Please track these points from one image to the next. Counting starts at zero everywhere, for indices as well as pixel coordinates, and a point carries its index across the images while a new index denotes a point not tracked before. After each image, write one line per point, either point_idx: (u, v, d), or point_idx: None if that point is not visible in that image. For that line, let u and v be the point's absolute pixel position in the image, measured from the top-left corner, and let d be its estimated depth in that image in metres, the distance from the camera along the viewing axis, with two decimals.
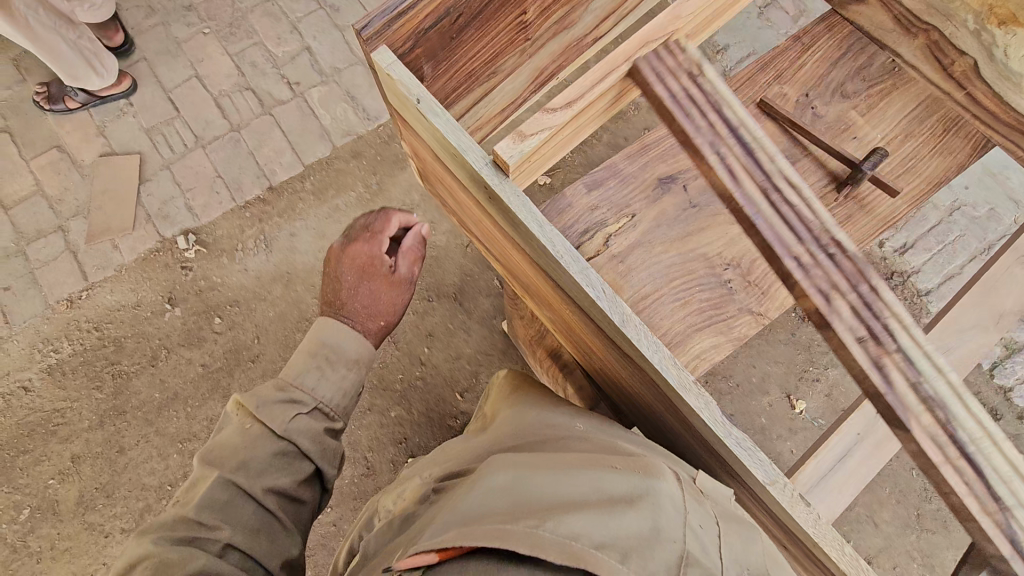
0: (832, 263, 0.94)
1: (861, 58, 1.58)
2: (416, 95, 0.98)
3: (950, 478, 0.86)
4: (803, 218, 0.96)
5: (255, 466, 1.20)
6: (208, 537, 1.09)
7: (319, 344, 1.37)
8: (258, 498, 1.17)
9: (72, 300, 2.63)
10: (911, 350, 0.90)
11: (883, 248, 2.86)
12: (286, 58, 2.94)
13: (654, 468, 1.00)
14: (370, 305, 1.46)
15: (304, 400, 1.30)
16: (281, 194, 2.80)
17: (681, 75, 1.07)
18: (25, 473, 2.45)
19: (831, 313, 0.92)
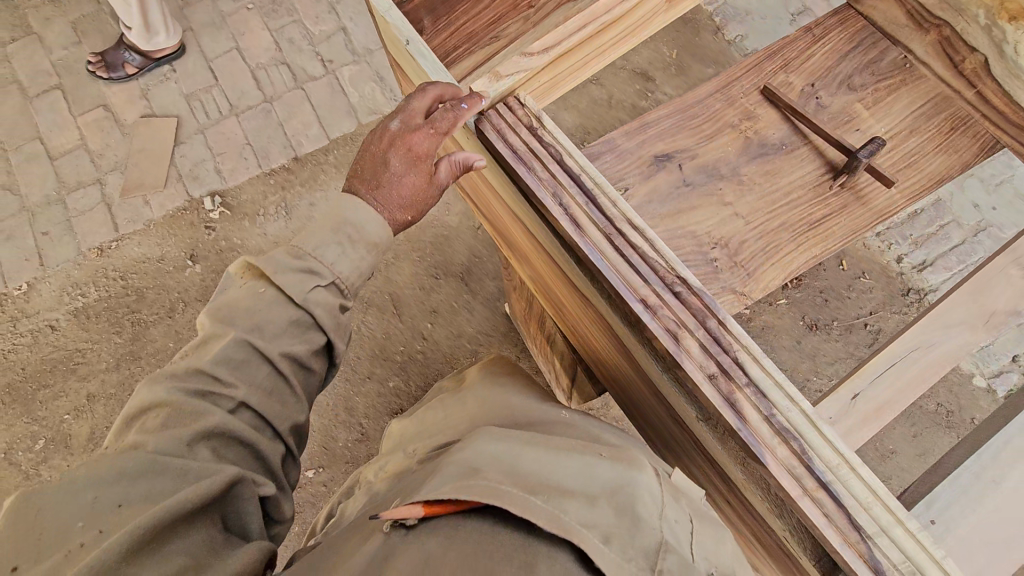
0: (677, 302, 0.88)
1: (872, 52, 1.55)
2: (407, 38, 1.09)
3: (809, 511, 0.78)
4: (646, 255, 0.91)
5: (269, 327, 1.01)
6: (221, 394, 0.95)
7: (343, 219, 1.07)
8: (272, 362, 1.00)
9: (102, 249, 2.79)
10: (764, 382, 0.84)
11: (902, 263, 2.78)
12: (322, 36, 3.06)
13: (645, 465, 0.94)
14: (404, 195, 1.11)
15: (321, 272, 1.05)
16: (305, 165, 2.92)
17: (524, 129, 1.01)
18: (44, 406, 2.60)
19: (679, 353, 0.86)
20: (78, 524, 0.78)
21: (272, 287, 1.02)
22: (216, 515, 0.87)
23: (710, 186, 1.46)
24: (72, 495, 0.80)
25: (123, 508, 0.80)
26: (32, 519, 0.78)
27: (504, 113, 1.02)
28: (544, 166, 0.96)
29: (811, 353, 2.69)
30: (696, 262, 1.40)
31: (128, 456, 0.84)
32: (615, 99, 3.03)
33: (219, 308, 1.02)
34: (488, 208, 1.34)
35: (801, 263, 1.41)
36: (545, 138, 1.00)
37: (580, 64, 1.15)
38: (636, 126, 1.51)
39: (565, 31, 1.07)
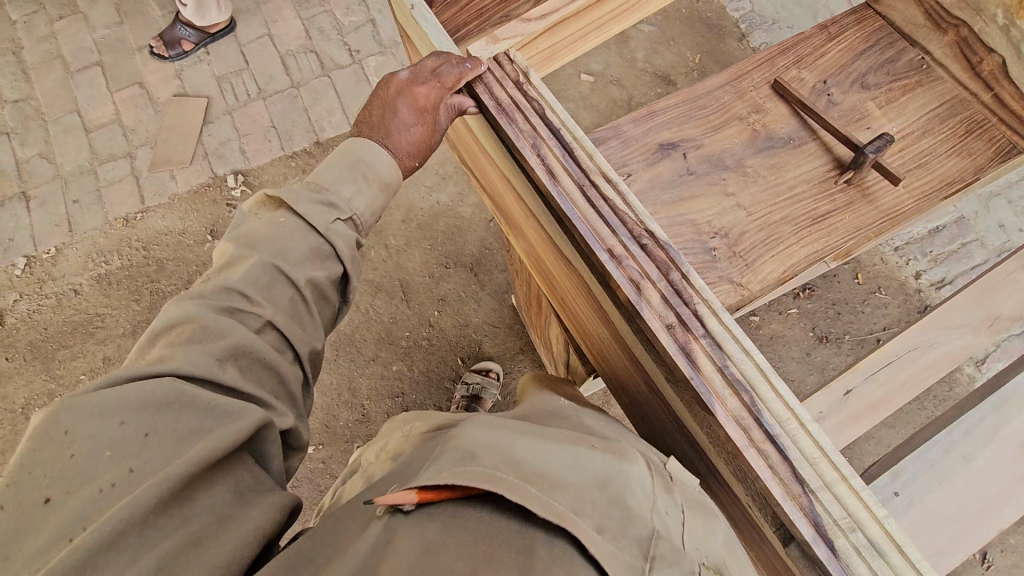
0: (642, 254, 0.87)
1: (889, 52, 1.54)
2: (411, 2, 1.12)
3: (754, 462, 0.76)
4: (616, 207, 0.91)
5: (295, 253, 1.06)
6: (250, 313, 0.99)
7: (359, 161, 1.17)
8: (298, 285, 1.04)
9: (127, 220, 2.89)
10: (720, 333, 0.82)
11: (920, 280, 2.71)
12: (351, 27, 3.14)
13: (637, 455, 0.93)
14: (411, 144, 1.19)
15: (342, 207, 1.13)
16: (326, 150, 2.99)
17: (508, 83, 1.03)
18: (62, 365, 2.69)
19: (639, 301, 0.84)
20: (109, 454, 0.80)
21: (296, 216, 1.09)
22: (242, 451, 0.89)
23: (715, 176, 1.46)
24: (99, 423, 0.81)
25: (151, 437, 0.82)
26: (65, 443, 0.80)
27: (493, 69, 1.05)
28: (523, 118, 0.98)
29: (820, 366, 2.63)
30: (694, 250, 1.40)
31: (154, 386, 0.85)
32: (635, 101, 3.04)
33: (245, 233, 1.08)
34: (487, 181, 1.36)
35: (802, 257, 1.40)
36: (529, 94, 1.02)
37: (576, 38, 1.20)
38: (644, 114, 1.52)
39: (559, 1, 1.11)
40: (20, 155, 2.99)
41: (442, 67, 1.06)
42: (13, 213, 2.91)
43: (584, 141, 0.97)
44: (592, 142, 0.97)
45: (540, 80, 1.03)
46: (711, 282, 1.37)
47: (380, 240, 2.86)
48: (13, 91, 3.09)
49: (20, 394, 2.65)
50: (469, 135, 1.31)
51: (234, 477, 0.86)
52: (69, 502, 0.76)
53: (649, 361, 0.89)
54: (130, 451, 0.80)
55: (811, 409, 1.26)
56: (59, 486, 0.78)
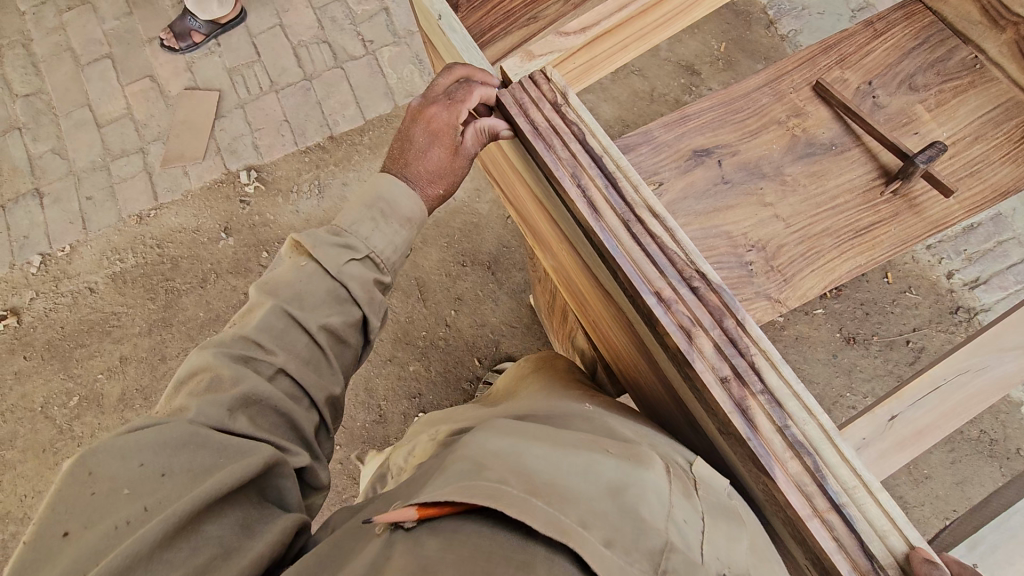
0: (693, 298, 0.82)
1: (939, 50, 1.44)
2: (438, 11, 1.04)
3: (817, 532, 0.72)
4: (665, 247, 0.85)
5: (308, 301, 1.02)
6: (260, 360, 0.96)
7: (377, 195, 1.10)
8: (311, 332, 1.00)
9: (141, 217, 2.86)
10: (778, 389, 0.77)
11: (952, 279, 2.61)
12: (364, 16, 3.05)
13: (654, 458, 0.82)
14: (436, 172, 1.12)
15: (356, 246, 1.07)
16: (340, 144, 2.93)
17: (545, 105, 0.95)
18: (80, 364, 2.70)
19: (691, 351, 0.79)
20: (126, 491, 0.76)
21: (314, 260, 1.04)
22: (254, 486, 0.85)
23: (751, 185, 1.39)
24: (120, 462, 0.78)
25: (168, 477, 0.79)
26: (84, 484, 0.77)
27: (528, 88, 0.97)
28: (562, 145, 0.91)
29: (847, 368, 2.56)
30: (730, 264, 1.33)
31: (173, 429, 0.83)
32: (658, 92, 2.94)
33: (269, 282, 1.04)
34: (516, 195, 1.30)
35: (845, 272, 1.33)
36: (568, 117, 0.94)
37: (611, 50, 1.14)
38: (676, 118, 1.45)
39: (600, 13, 1.04)
40: (32, 151, 2.96)
41: (450, 87, 1.02)
42: (27, 210, 2.89)
43: (628, 170, 0.90)
44: (636, 171, 0.91)
45: (578, 101, 0.96)
46: (747, 298, 1.31)
47: None
48: (25, 86, 3.05)
49: (39, 393, 2.66)
50: (499, 151, 1.25)
51: (244, 512, 0.81)
52: (83, 539, 0.72)
53: (697, 407, 0.84)
54: (144, 490, 0.77)
55: (854, 435, 1.19)
56: (76, 520, 0.74)
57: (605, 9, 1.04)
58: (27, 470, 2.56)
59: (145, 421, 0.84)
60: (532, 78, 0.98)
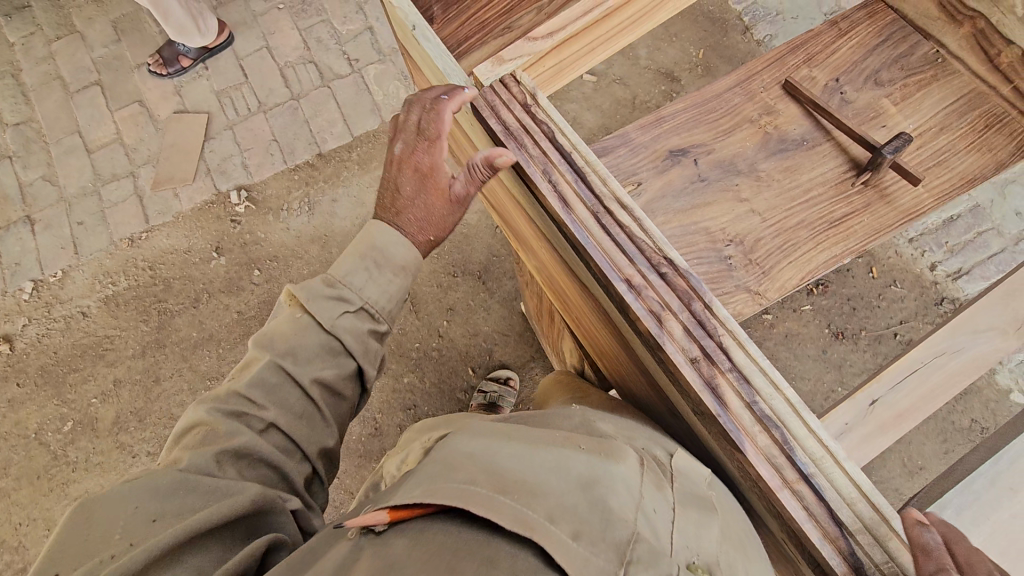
0: (662, 283, 0.85)
1: (902, 46, 1.50)
2: (412, 21, 1.06)
3: (788, 503, 0.74)
4: (634, 235, 0.89)
5: (304, 351, 1.05)
6: (251, 416, 0.99)
7: (374, 245, 1.12)
8: (304, 387, 1.04)
9: (132, 240, 2.88)
10: (746, 367, 0.80)
11: (936, 271, 2.65)
12: (349, 36, 3.11)
13: (627, 452, 0.84)
14: (431, 215, 1.11)
15: (353, 299, 1.10)
16: (329, 161, 2.96)
17: (515, 105, 0.99)
18: (73, 389, 2.69)
19: (661, 333, 0.81)
20: (118, 535, 0.81)
21: (309, 315, 1.08)
22: (243, 524, 0.89)
23: (727, 182, 1.43)
24: (115, 506, 0.83)
25: (158, 522, 0.83)
26: (83, 524, 0.82)
27: (499, 90, 1.01)
28: (533, 144, 0.95)
29: (837, 363, 2.58)
30: (709, 259, 1.36)
31: (163, 478, 0.88)
32: (640, 99, 3.00)
33: (267, 335, 1.08)
34: (496, 198, 1.34)
35: (822, 262, 1.36)
36: (539, 118, 0.98)
37: (581, 54, 1.18)
38: (652, 120, 1.49)
39: (566, 18, 1.08)
40: (23, 178, 2.99)
41: (421, 120, 1.05)
42: (19, 237, 2.91)
43: (595, 165, 0.94)
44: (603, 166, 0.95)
45: (547, 100, 1.00)
46: (727, 292, 1.34)
47: None
48: (14, 114, 3.09)
49: (33, 419, 2.66)
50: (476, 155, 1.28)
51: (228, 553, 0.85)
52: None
53: (673, 391, 0.87)
54: (135, 533, 0.81)
55: (836, 421, 1.22)
56: (70, 564, 0.79)
57: (573, 12, 1.08)
58: (22, 497, 2.55)
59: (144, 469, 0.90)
60: (502, 82, 1.02)
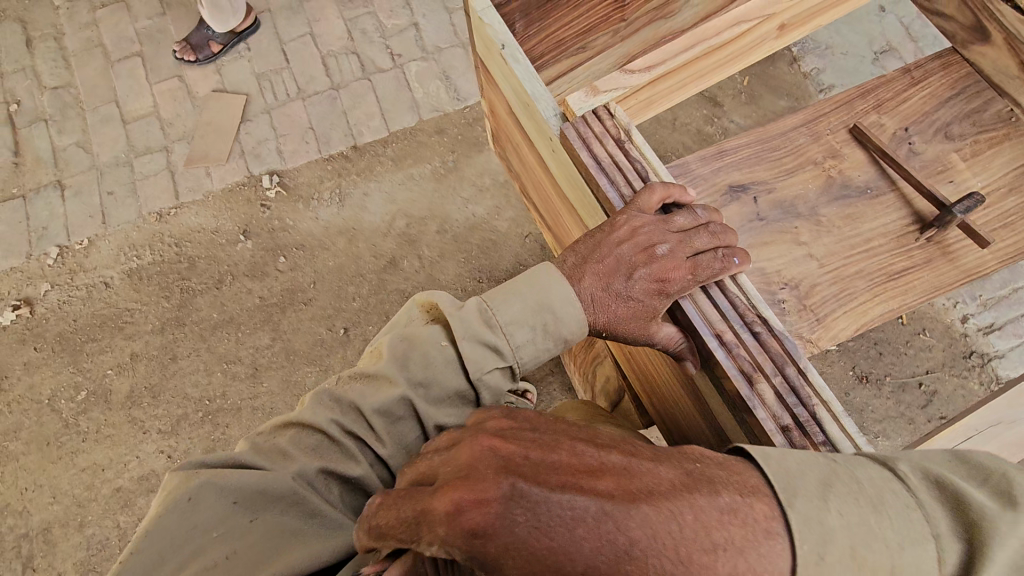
0: (757, 347, 0.94)
1: (975, 101, 1.46)
2: (501, 40, 1.07)
3: None
4: (729, 297, 0.99)
5: (434, 391, 1.02)
6: (368, 445, 1.03)
7: (547, 305, 1.00)
8: (425, 429, 1.02)
9: (161, 215, 2.87)
10: (836, 440, 0.88)
11: (967, 323, 2.62)
12: (394, 30, 3.09)
13: None
14: (625, 295, 0.99)
15: (505, 352, 1.01)
16: (363, 154, 2.95)
17: (609, 141, 1.04)
18: (90, 358, 2.68)
19: (755, 395, 0.90)
20: (217, 534, 0.95)
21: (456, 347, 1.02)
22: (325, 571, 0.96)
23: (786, 224, 1.40)
24: (217, 504, 0.96)
25: (254, 523, 0.96)
26: (188, 509, 0.96)
27: (592, 123, 1.04)
28: (621, 176, 1.03)
29: (859, 407, 2.55)
30: (763, 301, 1.33)
31: (260, 481, 0.97)
32: (680, 121, 2.98)
33: (398, 343, 1.04)
34: (565, 227, 1.38)
35: (877, 315, 1.34)
36: (631, 155, 1.05)
37: (667, 91, 1.20)
38: (714, 152, 1.46)
39: (662, 54, 1.11)
40: (56, 143, 2.98)
41: (679, 219, 1.02)
42: (48, 201, 2.90)
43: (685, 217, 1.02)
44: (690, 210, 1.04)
45: (640, 137, 1.06)
46: None
47: (414, 249, 2.83)
48: (52, 78, 3.08)
49: (47, 385, 2.65)
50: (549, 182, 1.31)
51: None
52: None
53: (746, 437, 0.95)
54: (231, 534, 0.95)
55: None
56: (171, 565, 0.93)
57: (669, 50, 1.11)
58: (30, 462, 2.54)
59: (254, 462, 1.01)
60: (595, 114, 1.06)
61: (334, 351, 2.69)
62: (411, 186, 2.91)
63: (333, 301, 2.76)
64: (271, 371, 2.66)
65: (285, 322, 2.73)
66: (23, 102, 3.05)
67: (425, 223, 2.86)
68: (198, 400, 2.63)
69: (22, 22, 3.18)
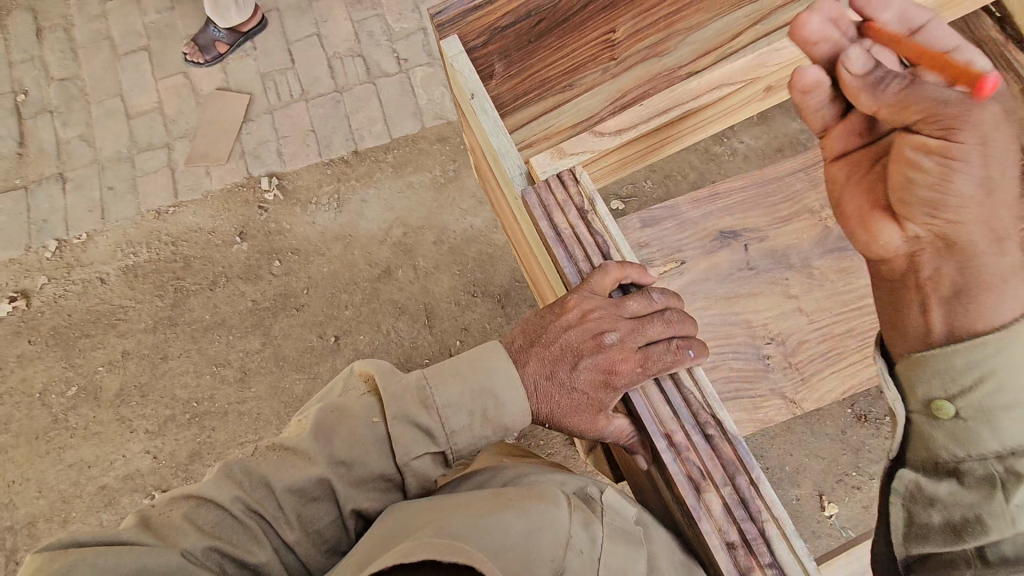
0: (708, 453, 0.96)
1: None
2: (472, 90, 1.12)
3: None
4: (682, 394, 1.02)
5: (357, 472, 1.05)
6: (274, 528, 1.00)
7: (488, 389, 1.06)
8: (342, 513, 1.05)
9: (159, 213, 2.86)
10: (785, 560, 0.91)
11: None
12: (402, 34, 3.04)
13: (556, 494, 0.99)
14: (569, 386, 1.09)
15: (438, 436, 1.06)
16: (363, 160, 2.91)
17: (572, 213, 1.09)
18: (82, 353, 2.70)
19: (702, 505, 0.94)
20: None
21: (387, 426, 1.06)
22: None
23: (776, 274, 1.36)
24: None
25: None
26: None
27: (555, 189, 1.10)
28: (580, 249, 1.09)
29: (855, 446, 2.48)
30: (746, 355, 1.30)
31: (143, 555, 0.87)
32: None
33: (329, 417, 1.07)
34: (534, 277, 1.46)
35: (867, 378, 1.28)
36: (593, 227, 1.10)
37: (638, 153, 1.28)
38: (705, 194, 1.42)
39: (639, 115, 1.16)
40: (61, 135, 2.98)
41: (632, 303, 1.09)
42: (49, 193, 2.90)
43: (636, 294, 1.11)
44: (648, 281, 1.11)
45: (605, 209, 1.11)
46: (761, 393, 1.27)
47: (409, 259, 2.79)
48: (60, 70, 3.08)
49: (38, 378, 2.67)
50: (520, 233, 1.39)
51: None
52: None
53: (680, 514, 1.02)
54: None
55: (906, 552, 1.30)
56: None
57: (643, 114, 1.15)
58: (18, 455, 2.58)
59: (137, 535, 0.91)
60: (562, 178, 1.11)
61: (323, 359, 2.68)
62: (410, 194, 2.87)
63: (325, 308, 2.74)
64: (260, 376, 2.66)
65: (276, 328, 2.72)
66: (30, 92, 3.05)
67: (421, 232, 2.82)
68: (185, 402, 2.63)
69: (33, 12, 3.17)
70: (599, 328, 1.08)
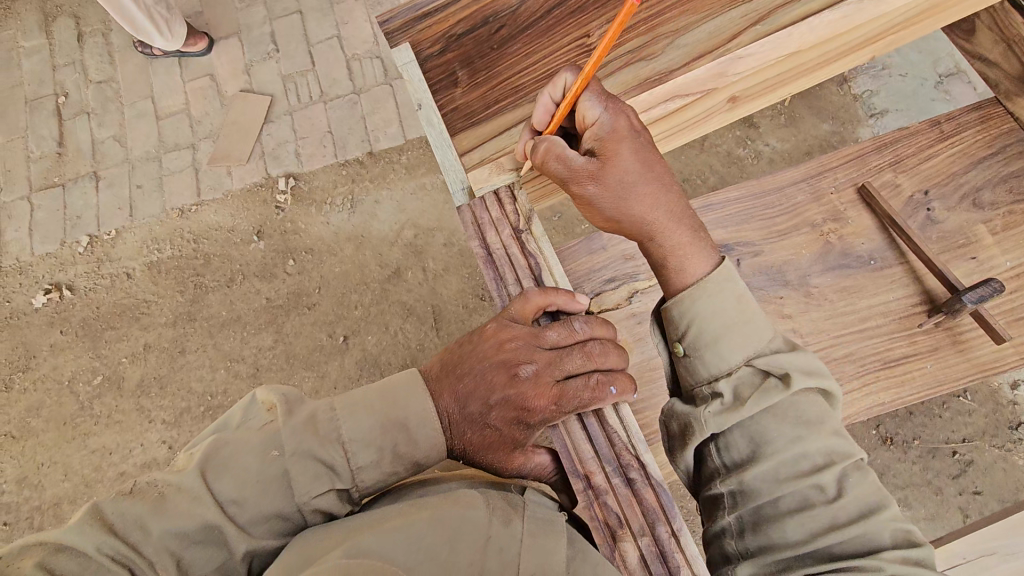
0: (628, 497, 1.00)
1: (1013, 164, 1.39)
2: (418, 101, 1.27)
3: None
4: (609, 435, 1.05)
5: (249, 510, 0.97)
6: None
7: (400, 420, 1.04)
8: (235, 558, 0.96)
9: (183, 211, 2.96)
10: None
11: (1017, 389, 2.32)
12: None
13: (473, 496, 0.95)
14: (481, 421, 1.06)
15: (342, 472, 1.02)
16: (377, 161, 2.92)
17: (503, 231, 1.17)
18: (108, 345, 2.82)
19: (617, 551, 0.98)
20: None
21: (285, 462, 1.00)
22: None
23: (771, 291, 1.37)
24: None
25: None
26: None
27: (489, 209, 1.19)
28: (511, 271, 1.16)
29: (879, 471, 2.32)
30: None
31: None
32: (709, 142, 2.74)
33: (223, 449, 1.01)
34: None
35: (865, 407, 1.30)
36: (527, 247, 1.18)
37: None
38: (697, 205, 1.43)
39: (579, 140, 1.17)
40: (96, 136, 3.12)
41: (551, 332, 1.09)
42: (84, 191, 3.05)
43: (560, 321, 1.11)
44: (578, 305, 1.13)
45: (540, 230, 1.19)
46: None
47: (419, 261, 2.79)
48: (98, 73, 3.22)
49: (68, 367, 2.81)
50: None
51: None
52: None
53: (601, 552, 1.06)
54: None
55: None
56: None
57: None
58: (48, 439, 2.72)
59: None
60: (496, 195, 1.21)
61: (331, 358, 2.71)
62: (422, 195, 2.87)
63: (335, 308, 2.77)
64: (271, 372, 2.72)
65: (288, 326, 2.77)
66: (70, 94, 3.20)
67: (432, 234, 2.82)
68: (200, 394, 2.72)
69: (76, 18, 3.32)
70: (518, 359, 1.07)
